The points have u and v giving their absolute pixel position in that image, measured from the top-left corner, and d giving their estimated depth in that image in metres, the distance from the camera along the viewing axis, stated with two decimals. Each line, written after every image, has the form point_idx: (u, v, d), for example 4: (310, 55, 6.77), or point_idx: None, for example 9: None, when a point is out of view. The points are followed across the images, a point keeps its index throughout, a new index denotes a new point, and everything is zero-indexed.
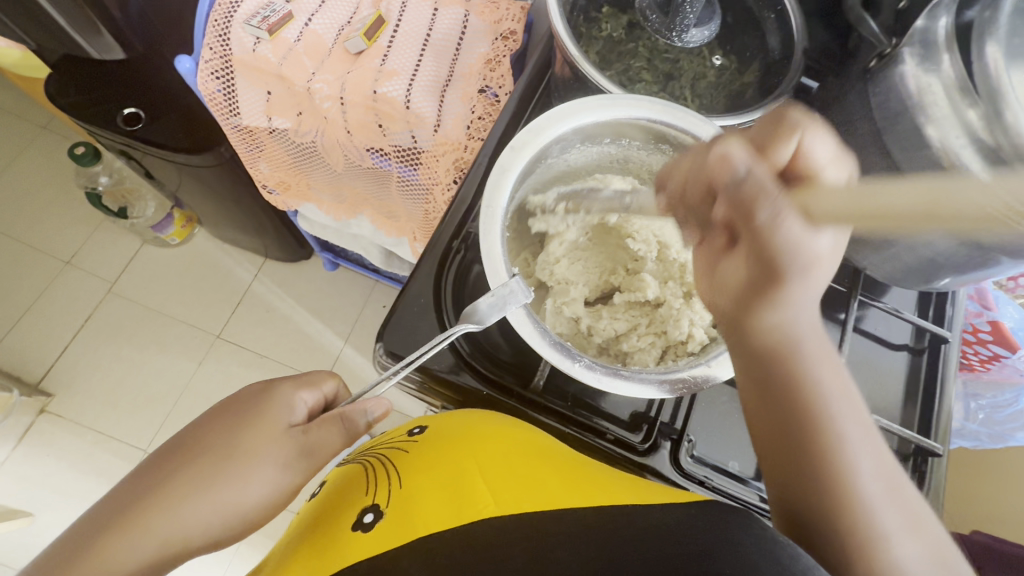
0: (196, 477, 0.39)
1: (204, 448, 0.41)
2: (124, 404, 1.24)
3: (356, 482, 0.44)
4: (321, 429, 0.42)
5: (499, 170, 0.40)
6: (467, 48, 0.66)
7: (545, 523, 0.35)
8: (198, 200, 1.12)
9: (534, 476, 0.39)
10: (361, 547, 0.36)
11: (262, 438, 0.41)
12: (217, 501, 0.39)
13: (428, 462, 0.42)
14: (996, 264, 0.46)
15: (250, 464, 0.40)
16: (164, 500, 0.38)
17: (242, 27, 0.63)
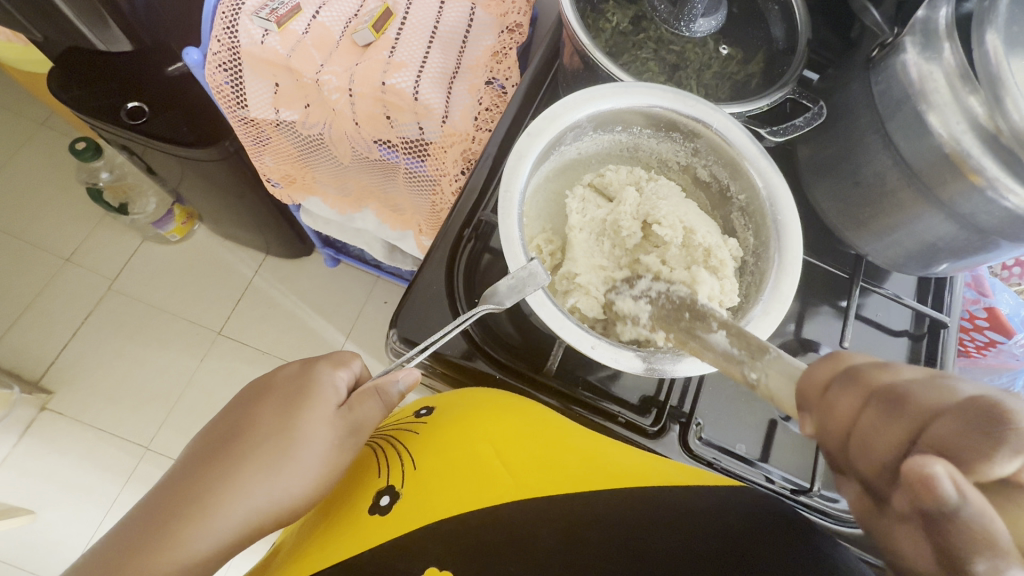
0: (253, 462, 0.39)
1: (259, 432, 0.41)
2: (126, 402, 1.24)
3: (369, 465, 0.43)
4: (363, 407, 0.43)
5: (516, 156, 0.41)
6: (473, 40, 0.66)
7: (575, 507, 0.35)
8: (200, 196, 1.12)
9: (557, 458, 0.39)
10: (383, 530, 0.36)
11: (315, 420, 0.41)
12: (278, 485, 0.39)
13: (442, 442, 0.41)
14: (995, 248, 0.47)
15: (305, 447, 0.40)
16: (224, 483, 0.38)
17: (250, 19, 0.63)
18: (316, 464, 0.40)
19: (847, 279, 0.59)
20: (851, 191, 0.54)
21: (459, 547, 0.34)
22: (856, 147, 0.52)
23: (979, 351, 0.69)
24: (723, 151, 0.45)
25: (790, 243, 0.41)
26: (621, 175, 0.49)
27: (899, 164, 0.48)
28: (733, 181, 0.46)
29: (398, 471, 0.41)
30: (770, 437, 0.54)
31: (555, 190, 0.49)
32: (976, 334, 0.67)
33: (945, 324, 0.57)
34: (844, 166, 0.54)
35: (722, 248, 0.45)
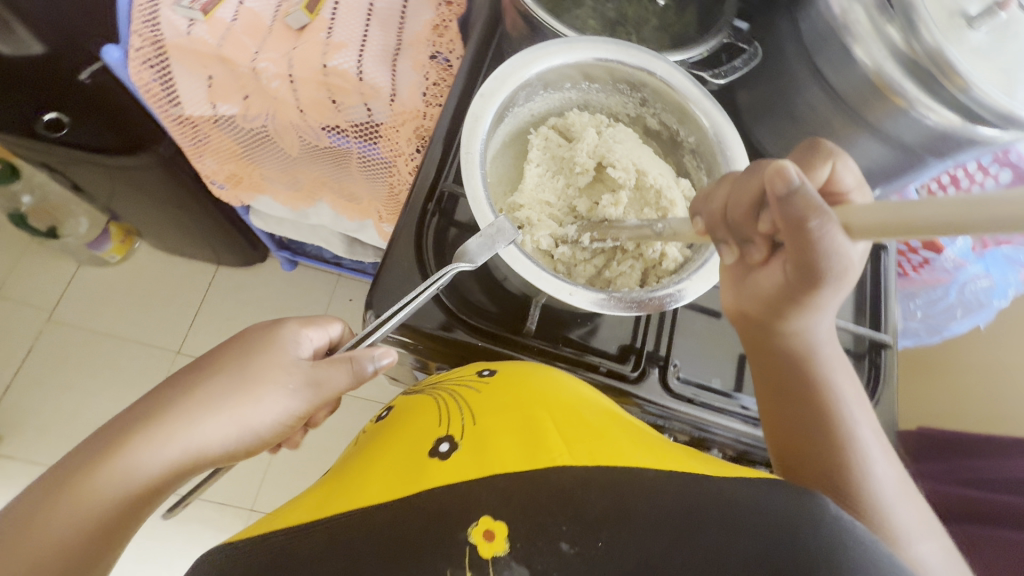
0: (214, 392, 0.42)
1: (218, 368, 0.44)
2: (86, 437, 1.17)
3: (431, 411, 0.47)
4: (324, 367, 0.44)
5: (472, 118, 0.41)
6: (411, 16, 0.65)
7: (618, 472, 0.37)
8: (137, 210, 1.06)
9: (606, 431, 0.42)
10: (440, 473, 0.40)
11: (270, 364, 0.44)
12: (233, 420, 0.42)
13: (502, 405, 0.45)
14: (923, 166, 0.52)
15: (260, 388, 0.43)
16: (179, 413, 0.41)
17: (172, 10, 0.60)
18: (270, 407, 0.43)
19: None
20: (790, 128, 0.57)
21: (511, 503, 0.37)
22: (792, 86, 0.55)
23: (915, 270, 0.71)
24: (671, 97, 0.46)
25: None
26: (577, 128, 0.49)
27: (831, 97, 0.52)
28: (682, 125, 0.47)
29: (461, 427, 0.45)
30: (741, 368, 0.57)
31: (512, 151, 0.50)
32: (910, 255, 0.70)
33: (885, 246, 0.65)
34: (782, 105, 0.57)
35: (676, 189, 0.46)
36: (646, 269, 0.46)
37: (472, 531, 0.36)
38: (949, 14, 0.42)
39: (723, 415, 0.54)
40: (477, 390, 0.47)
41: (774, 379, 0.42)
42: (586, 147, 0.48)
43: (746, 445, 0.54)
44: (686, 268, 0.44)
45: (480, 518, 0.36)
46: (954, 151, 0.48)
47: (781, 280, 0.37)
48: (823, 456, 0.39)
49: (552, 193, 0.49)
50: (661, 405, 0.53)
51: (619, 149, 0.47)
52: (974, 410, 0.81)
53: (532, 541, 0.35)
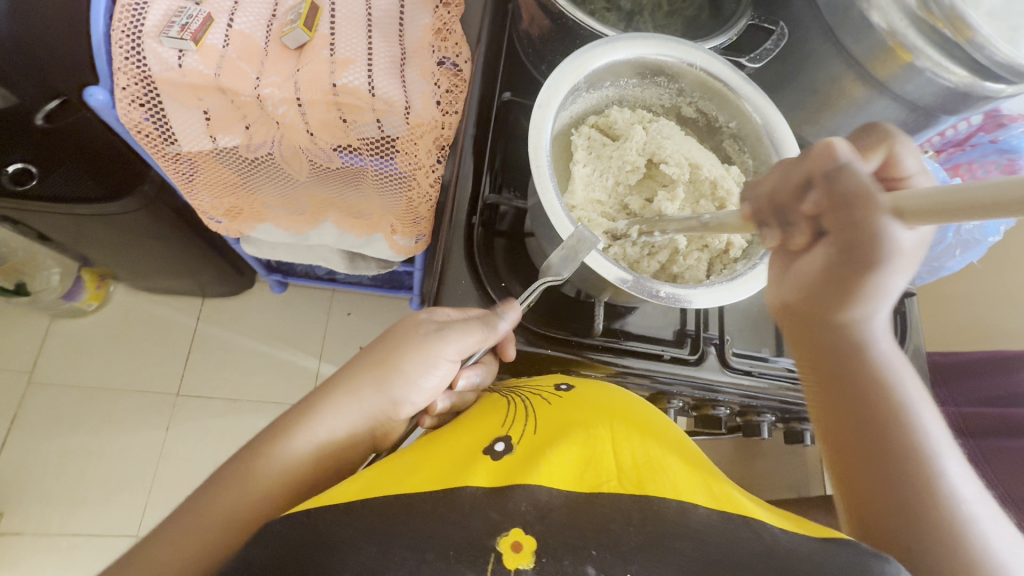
0: (377, 364, 0.47)
1: (377, 346, 0.49)
2: (94, 498, 1.11)
3: (491, 415, 0.49)
4: (468, 334, 0.46)
5: (535, 130, 0.42)
6: (411, 21, 0.63)
7: (667, 511, 0.37)
8: (114, 254, 0.99)
9: (660, 465, 0.42)
10: (487, 469, 0.41)
11: (416, 330, 0.48)
12: (387, 386, 0.46)
13: (564, 423, 0.45)
14: (936, 122, 0.54)
15: (409, 354, 0.46)
16: (349, 384, 0.46)
17: (157, 41, 0.55)
18: (417, 371, 0.47)
19: None
20: (808, 98, 0.59)
21: (550, 521, 0.37)
22: (807, 58, 0.57)
23: None
24: (711, 86, 0.48)
25: None
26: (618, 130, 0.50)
27: (849, 65, 0.53)
28: (721, 112, 0.50)
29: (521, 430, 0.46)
30: (782, 333, 0.60)
31: (558, 154, 0.50)
32: None
33: None
34: (800, 77, 0.58)
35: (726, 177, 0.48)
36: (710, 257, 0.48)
37: (503, 540, 0.35)
38: None
39: (777, 382, 0.57)
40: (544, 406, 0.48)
41: (837, 384, 0.40)
42: (634, 147, 0.49)
43: (794, 407, 0.57)
44: (751, 255, 0.46)
45: (512, 530, 0.36)
46: (969, 107, 0.50)
47: (821, 266, 0.37)
48: (883, 459, 0.38)
49: (603, 195, 0.49)
50: (725, 383, 0.55)
51: (669, 146, 0.49)
52: (977, 337, 0.86)
53: (558, 560, 0.34)
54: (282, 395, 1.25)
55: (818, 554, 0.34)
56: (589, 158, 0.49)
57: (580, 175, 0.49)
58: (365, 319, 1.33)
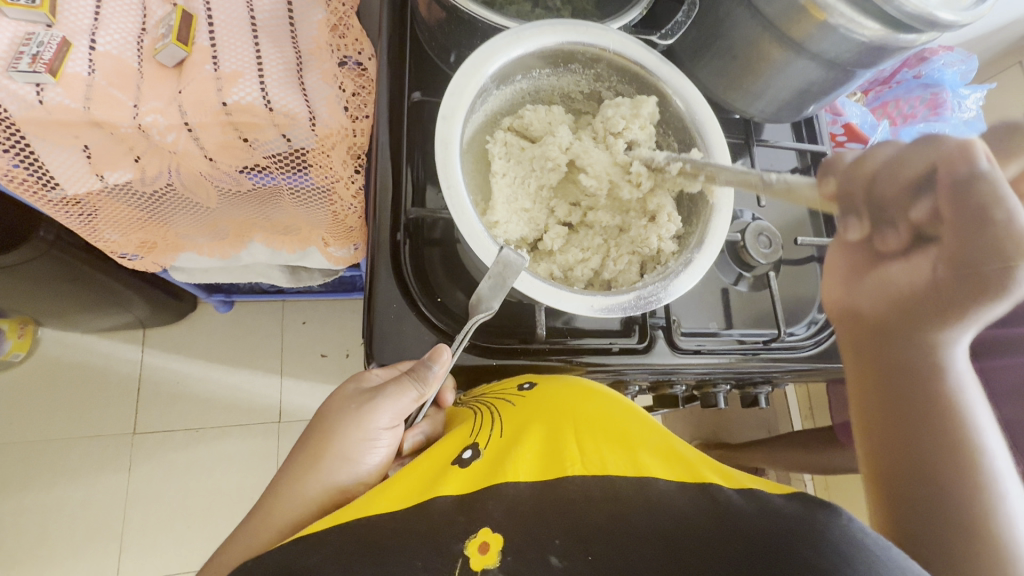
0: (305, 460, 0.43)
1: (306, 440, 0.45)
2: (64, 551, 1.07)
3: (464, 424, 0.45)
4: (393, 393, 0.42)
5: (443, 145, 0.39)
6: (301, 19, 0.57)
7: (631, 490, 0.35)
8: (28, 302, 0.91)
9: (626, 445, 0.39)
10: (454, 478, 0.38)
11: (341, 408, 0.44)
12: (326, 471, 0.41)
13: (526, 417, 0.42)
14: (857, 77, 0.53)
15: (344, 428, 0.43)
16: (287, 486, 0.42)
17: (6, 76, 0.48)
18: (356, 444, 0.42)
19: (742, 143, 0.65)
20: (730, 63, 0.57)
21: (517, 515, 0.35)
22: (725, 20, 0.54)
23: None
24: (627, 69, 0.46)
25: (717, 148, 0.44)
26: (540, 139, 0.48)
27: (765, 27, 0.51)
28: (642, 95, 0.48)
29: (487, 432, 0.42)
30: (727, 303, 0.60)
31: (473, 162, 0.47)
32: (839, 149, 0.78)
33: (824, 153, 0.66)
34: (719, 42, 0.56)
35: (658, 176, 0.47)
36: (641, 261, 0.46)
37: (470, 542, 0.33)
38: None
39: (730, 356, 0.57)
40: (510, 403, 0.44)
41: (904, 419, 0.38)
42: (557, 159, 0.48)
43: (747, 375, 0.58)
44: (686, 245, 0.45)
45: (479, 530, 0.34)
46: (885, 59, 0.49)
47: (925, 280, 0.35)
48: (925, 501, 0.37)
49: (528, 209, 0.48)
50: (676, 365, 0.55)
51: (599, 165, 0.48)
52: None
53: (525, 555, 0.33)
54: (247, 417, 1.20)
55: (756, 514, 0.32)
56: (514, 169, 0.48)
57: (505, 178, 0.47)
58: (321, 327, 1.27)
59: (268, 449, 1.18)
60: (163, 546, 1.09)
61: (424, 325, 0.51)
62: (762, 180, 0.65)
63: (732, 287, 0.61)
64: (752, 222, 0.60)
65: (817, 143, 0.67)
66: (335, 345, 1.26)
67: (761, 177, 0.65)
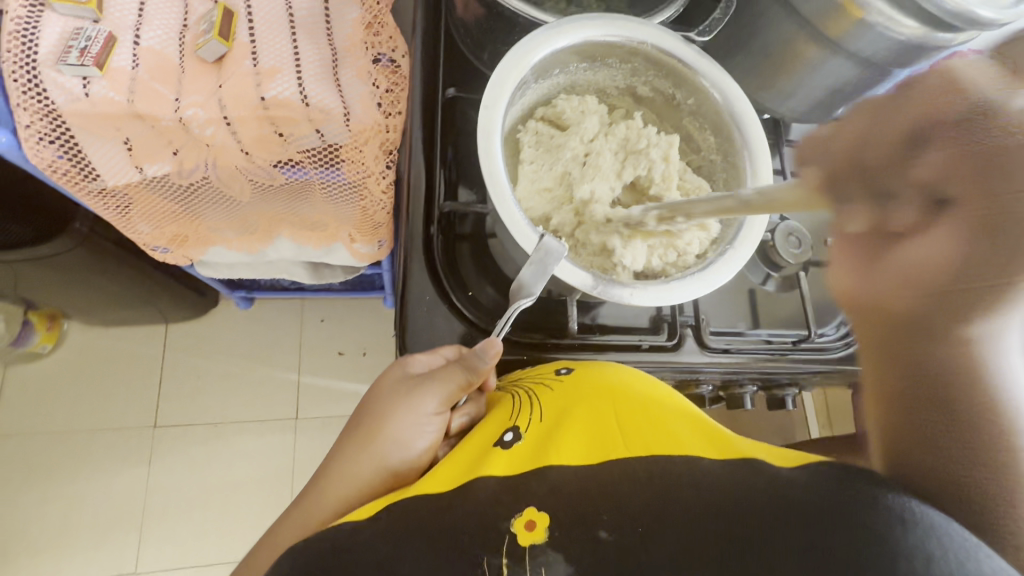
0: (355, 441, 0.43)
1: (357, 423, 0.45)
2: (84, 541, 1.09)
3: (504, 407, 0.45)
4: (443, 376, 0.42)
5: (484, 134, 0.39)
6: (338, 17, 0.59)
7: (677, 468, 0.35)
8: (58, 294, 0.93)
9: (666, 425, 0.39)
10: (498, 460, 0.38)
11: (392, 390, 0.44)
12: (378, 452, 0.41)
13: (567, 403, 0.42)
14: (892, 77, 0.53)
15: (395, 412, 0.42)
16: (339, 465, 0.42)
17: (56, 69, 0.50)
18: (407, 428, 0.42)
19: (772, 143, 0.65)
20: (763, 63, 0.57)
21: (561, 494, 0.35)
22: (759, 20, 0.54)
23: None
24: (664, 64, 0.46)
25: (756, 141, 0.44)
26: (569, 123, 0.49)
27: (801, 26, 0.51)
28: (679, 89, 0.48)
29: (528, 416, 0.42)
30: (755, 303, 0.60)
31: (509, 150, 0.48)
32: None
33: None
34: (752, 42, 0.56)
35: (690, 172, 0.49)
36: (667, 266, 0.45)
37: (516, 520, 0.34)
38: None
39: (757, 356, 0.56)
40: (548, 388, 0.44)
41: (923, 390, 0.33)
42: (587, 140, 0.49)
43: (774, 376, 0.57)
44: (721, 237, 0.45)
45: (524, 508, 0.34)
46: (922, 59, 0.49)
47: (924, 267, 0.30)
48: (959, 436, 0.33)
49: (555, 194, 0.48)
50: (704, 364, 0.54)
51: (636, 147, 0.49)
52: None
53: (573, 532, 0.33)
54: (265, 412, 1.21)
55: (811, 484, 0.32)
56: (542, 150, 0.49)
57: (531, 162, 0.49)
58: (339, 325, 1.28)
59: (285, 445, 1.19)
60: (181, 539, 1.10)
61: (457, 319, 0.51)
62: None
63: (760, 286, 0.60)
64: (781, 222, 0.60)
65: None
66: (353, 343, 1.27)
67: None
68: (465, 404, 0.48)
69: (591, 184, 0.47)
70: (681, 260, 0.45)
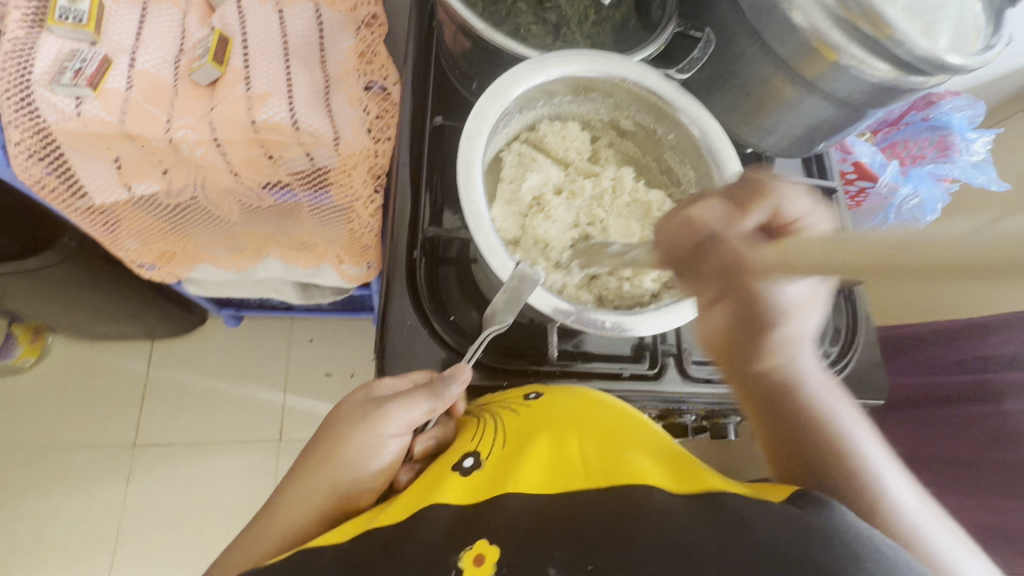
0: (313, 460, 0.43)
1: (318, 438, 0.45)
2: (54, 561, 1.05)
3: (466, 431, 0.45)
4: (408, 402, 0.41)
5: (466, 164, 0.40)
6: (332, 45, 0.61)
7: (628, 498, 0.34)
8: (44, 308, 0.92)
9: (631, 453, 0.38)
10: (453, 489, 0.38)
11: (355, 411, 0.43)
12: (329, 476, 0.41)
13: (532, 428, 0.41)
14: (867, 116, 0.54)
15: (352, 434, 0.41)
16: (295, 489, 0.42)
17: (49, 89, 0.51)
18: (363, 451, 0.41)
19: None
20: (743, 99, 0.58)
21: (517, 529, 0.34)
22: (739, 59, 0.56)
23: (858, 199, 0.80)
24: (644, 100, 0.47)
25: (733, 177, 0.45)
26: (541, 163, 0.51)
27: (779, 66, 0.53)
28: (660, 125, 0.49)
29: (490, 440, 0.42)
30: None
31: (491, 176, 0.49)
32: (849, 187, 0.79)
33: (835, 189, 0.67)
34: (733, 79, 0.58)
35: (667, 205, 0.50)
36: (622, 284, 0.47)
37: (465, 555, 0.33)
38: None
39: None
40: (512, 412, 0.44)
41: None
42: (551, 189, 0.51)
43: None
44: None
45: (476, 542, 0.33)
46: (895, 100, 0.51)
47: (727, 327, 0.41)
48: None
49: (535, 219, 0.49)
50: (685, 394, 0.54)
51: (607, 203, 0.51)
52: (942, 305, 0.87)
53: (522, 567, 0.32)
54: (248, 432, 1.19)
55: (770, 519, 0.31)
56: (523, 181, 0.49)
57: (512, 185, 0.50)
58: (328, 345, 1.28)
59: (268, 467, 1.17)
60: (154, 563, 1.07)
61: (436, 344, 0.51)
62: None
63: None
64: None
65: (827, 180, 0.68)
66: (341, 365, 1.26)
67: None
68: (432, 426, 0.47)
69: (547, 226, 0.48)
70: (637, 281, 0.47)
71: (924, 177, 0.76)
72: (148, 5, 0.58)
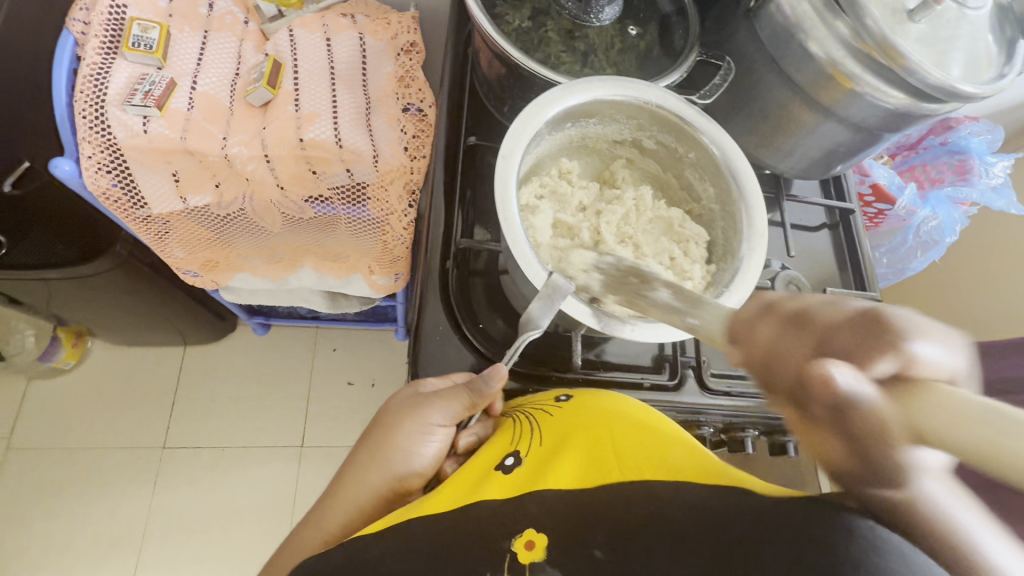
0: (364, 456, 0.45)
1: (368, 437, 0.48)
2: (83, 561, 1.08)
3: (503, 434, 0.47)
4: (450, 398, 0.44)
5: (501, 182, 0.43)
6: (373, 70, 0.66)
7: (667, 485, 0.35)
8: (90, 313, 0.98)
9: (660, 446, 0.39)
10: (495, 485, 0.39)
11: (401, 408, 0.46)
12: (387, 463, 0.44)
13: (566, 428, 0.43)
14: (883, 140, 0.57)
15: (399, 423, 0.45)
16: (350, 478, 0.45)
17: (122, 109, 0.56)
18: (411, 442, 0.44)
19: (773, 198, 0.69)
20: (762, 123, 0.61)
21: (560, 517, 0.35)
22: (757, 85, 0.59)
23: (876, 221, 0.82)
24: (666, 121, 0.50)
25: (752, 194, 0.47)
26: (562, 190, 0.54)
27: (796, 93, 0.55)
28: (682, 144, 0.52)
29: (529, 440, 0.43)
30: None
31: (530, 193, 0.53)
32: (867, 209, 0.80)
33: (852, 210, 0.69)
34: (752, 104, 0.61)
35: (687, 222, 0.54)
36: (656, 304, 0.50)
37: (516, 541, 0.34)
38: (892, 9, 0.47)
39: (758, 400, 0.57)
40: (550, 415, 0.46)
41: None
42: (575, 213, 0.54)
43: (776, 421, 0.58)
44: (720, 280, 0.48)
45: (524, 530, 0.35)
46: (910, 125, 0.53)
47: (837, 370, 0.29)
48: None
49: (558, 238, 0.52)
50: (705, 405, 0.56)
51: (633, 222, 0.54)
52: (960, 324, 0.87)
53: (568, 554, 0.33)
54: (271, 439, 1.22)
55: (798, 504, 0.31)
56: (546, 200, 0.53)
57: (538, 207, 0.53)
58: (351, 355, 1.31)
59: (289, 473, 1.19)
60: (177, 565, 1.09)
61: (467, 350, 0.53)
62: (791, 232, 0.68)
63: None
64: (781, 271, 0.63)
65: (844, 201, 0.70)
66: (363, 374, 1.30)
67: (790, 231, 0.67)
68: (473, 423, 0.49)
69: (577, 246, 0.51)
70: None
71: (942, 201, 0.77)
72: (209, 34, 0.64)
